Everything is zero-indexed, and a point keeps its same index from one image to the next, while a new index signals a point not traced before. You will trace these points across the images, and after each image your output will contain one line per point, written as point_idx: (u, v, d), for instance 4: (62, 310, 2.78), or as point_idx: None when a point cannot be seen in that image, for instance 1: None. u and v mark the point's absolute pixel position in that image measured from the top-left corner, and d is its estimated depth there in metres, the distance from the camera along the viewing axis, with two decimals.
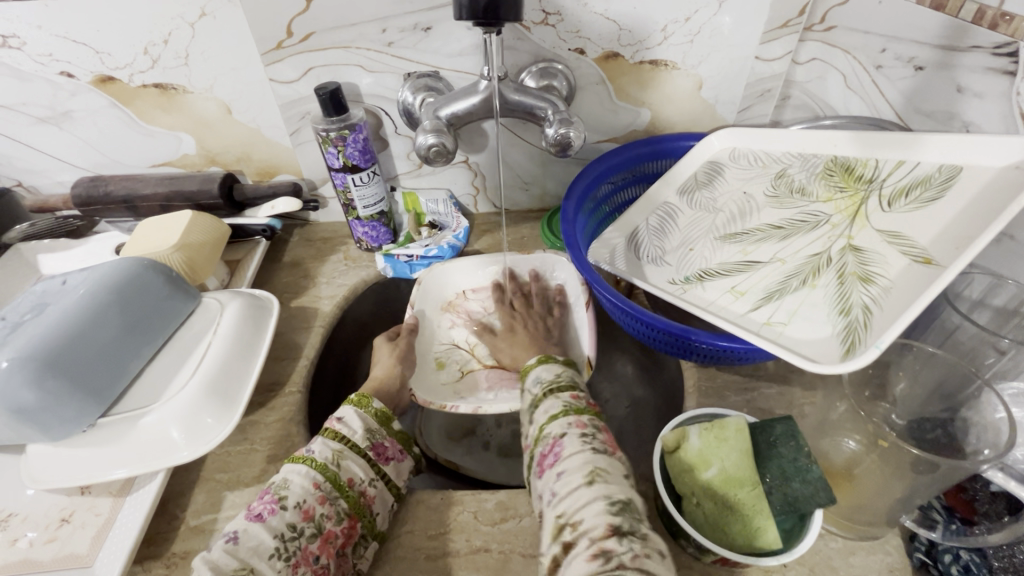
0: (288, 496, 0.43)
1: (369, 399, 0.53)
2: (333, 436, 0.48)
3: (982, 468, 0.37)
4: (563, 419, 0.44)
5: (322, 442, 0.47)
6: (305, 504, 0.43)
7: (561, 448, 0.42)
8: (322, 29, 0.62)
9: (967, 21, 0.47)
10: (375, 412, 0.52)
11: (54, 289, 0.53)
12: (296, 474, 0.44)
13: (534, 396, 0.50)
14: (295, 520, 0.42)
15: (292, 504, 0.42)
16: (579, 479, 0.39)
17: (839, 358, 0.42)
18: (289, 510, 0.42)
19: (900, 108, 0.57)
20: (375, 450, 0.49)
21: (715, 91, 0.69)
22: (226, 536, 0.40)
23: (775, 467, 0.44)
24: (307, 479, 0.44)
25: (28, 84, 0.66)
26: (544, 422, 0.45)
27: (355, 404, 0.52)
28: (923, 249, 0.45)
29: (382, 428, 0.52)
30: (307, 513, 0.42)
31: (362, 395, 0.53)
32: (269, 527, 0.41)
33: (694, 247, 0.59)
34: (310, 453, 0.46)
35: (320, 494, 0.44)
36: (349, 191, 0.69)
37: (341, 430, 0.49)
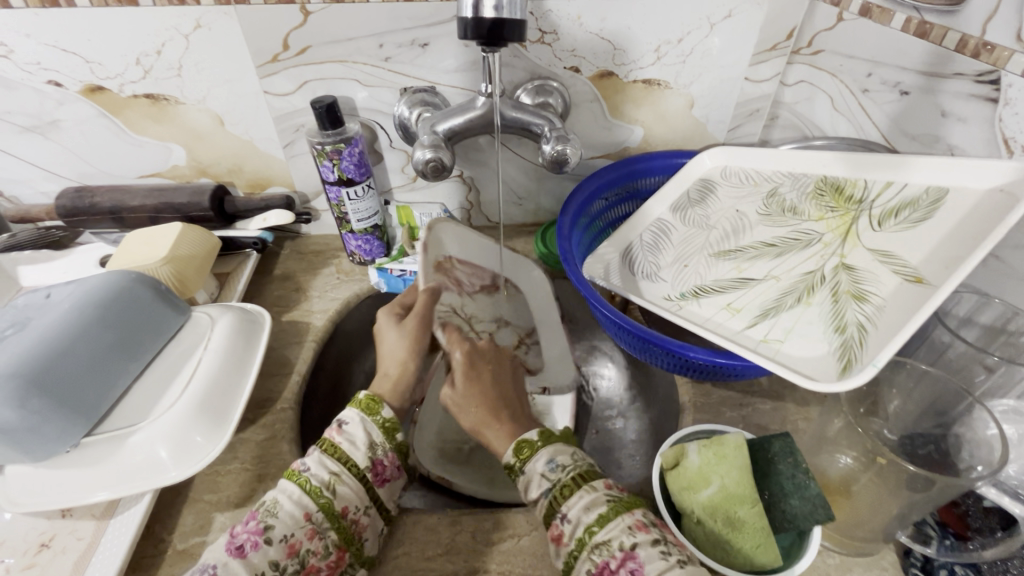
0: (274, 526, 0.41)
1: (378, 405, 0.51)
2: (334, 453, 0.47)
3: (977, 485, 0.38)
4: (618, 522, 0.39)
5: (319, 460, 0.46)
6: (292, 538, 0.41)
7: (638, 563, 0.37)
8: (319, 42, 0.62)
9: (950, 49, 0.49)
10: (384, 421, 0.50)
11: (38, 304, 0.52)
12: (285, 496, 0.43)
13: (554, 483, 0.44)
14: (279, 557, 0.40)
15: (278, 539, 0.41)
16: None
17: (836, 376, 0.43)
18: (273, 545, 0.40)
19: (887, 131, 0.58)
20: (371, 469, 0.47)
21: (705, 111, 0.71)
22: (204, 572, 0.38)
23: (775, 485, 0.44)
24: (298, 506, 0.43)
25: (14, 92, 0.64)
26: (593, 524, 0.40)
27: (364, 410, 0.50)
28: (914, 269, 0.46)
29: (387, 441, 0.49)
30: (292, 548, 0.41)
31: (372, 400, 0.51)
32: (250, 564, 0.39)
33: (690, 263, 0.59)
34: (304, 470, 0.45)
35: (310, 527, 0.42)
36: (343, 205, 0.68)
37: (341, 444, 0.47)
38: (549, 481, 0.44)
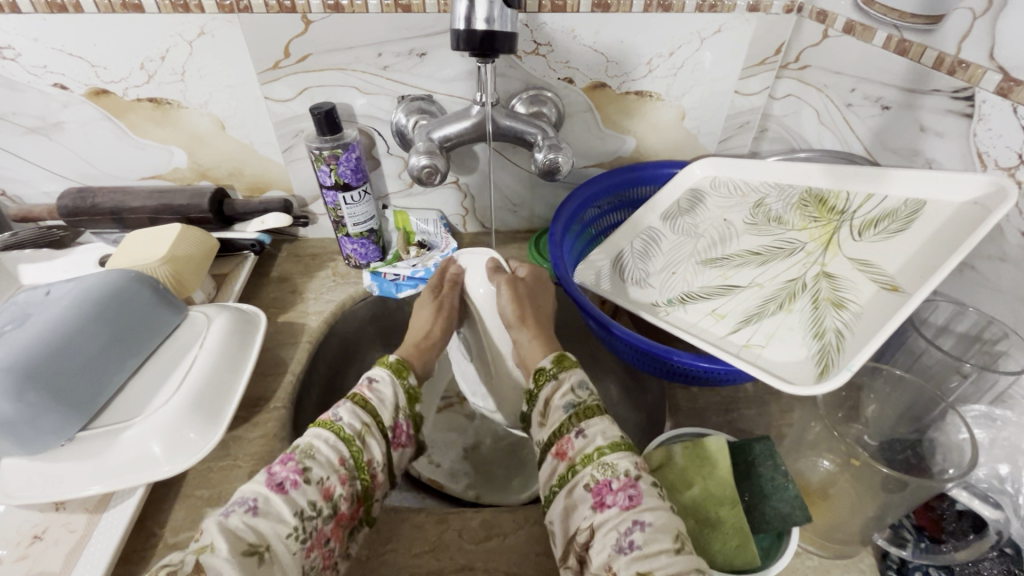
0: (312, 468, 0.41)
1: (407, 371, 0.52)
2: (364, 406, 0.47)
3: (948, 487, 0.39)
4: (628, 453, 0.41)
5: (351, 410, 0.45)
6: (328, 482, 0.41)
7: (637, 491, 0.38)
8: (318, 51, 0.63)
9: (928, 67, 0.50)
10: (409, 387, 0.51)
11: (37, 300, 0.53)
12: (321, 441, 0.43)
13: (582, 400, 0.45)
14: (317, 498, 0.40)
15: (316, 480, 0.40)
16: (666, 539, 0.36)
17: (814, 380, 0.45)
18: (312, 485, 0.40)
19: (870, 145, 0.60)
20: (393, 431, 0.47)
21: (696, 123, 0.73)
22: (245, 504, 0.38)
23: (755, 487, 0.45)
24: (333, 451, 0.43)
25: (21, 94, 0.66)
26: (605, 446, 0.41)
27: (394, 371, 0.51)
28: (891, 277, 0.48)
29: (407, 407, 0.50)
30: (327, 491, 0.41)
31: (401, 364, 0.53)
32: (290, 502, 0.39)
33: (677, 270, 0.60)
34: (338, 419, 0.45)
35: (343, 473, 0.42)
36: (340, 208, 0.70)
37: (372, 399, 0.48)
38: (574, 397, 0.46)
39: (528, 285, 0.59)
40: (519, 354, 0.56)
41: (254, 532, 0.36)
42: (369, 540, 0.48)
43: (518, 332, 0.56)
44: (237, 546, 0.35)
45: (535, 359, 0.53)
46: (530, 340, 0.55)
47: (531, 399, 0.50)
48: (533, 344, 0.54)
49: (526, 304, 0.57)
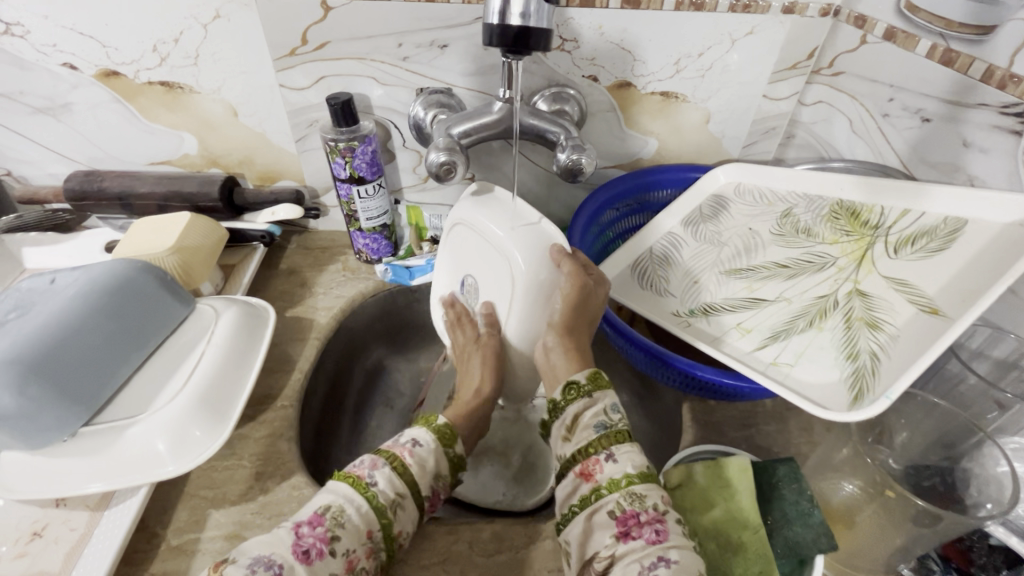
0: (340, 538, 0.38)
1: (455, 437, 0.47)
2: (403, 473, 0.42)
3: (985, 523, 0.38)
4: (656, 487, 0.39)
5: (388, 477, 0.42)
6: (352, 554, 0.38)
7: (664, 527, 0.37)
8: (337, 38, 0.61)
9: (975, 79, 0.48)
10: (454, 457, 0.46)
11: (41, 288, 0.51)
12: (354, 508, 0.40)
13: (612, 423, 0.42)
14: (338, 572, 0.37)
15: (341, 552, 0.38)
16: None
17: (847, 406, 0.44)
18: (335, 557, 0.38)
19: (906, 157, 0.58)
20: (430, 501, 0.44)
21: (722, 126, 0.70)
22: (270, 568, 0.36)
23: (778, 510, 0.44)
24: (363, 522, 0.40)
25: (29, 72, 0.64)
26: (634, 474, 0.39)
27: (440, 438, 0.45)
28: (930, 299, 0.46)
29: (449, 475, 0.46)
30: (351, 563, 0.38)
31: (449, 430, 0.46)
32: (313, 573, 0.36)
33: (700, 279, 0.59)
34: (373, 484, 0.41)
35: (369, 545, 0.40)
36: (353, 202, 0.68)
37: (412, 466, 0.43)
38: (606, 418, 0.42)
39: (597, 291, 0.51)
40: (545, 361, 0.50)
41: None
42: None
43: (554, 337, 0.49)
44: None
45: (562, 372, 0.47)
46: (561, 352, 0.48)
47: (553, 408, 0.45)
48: (566, 359, 0.47)
49: (580, 314, 0.50)
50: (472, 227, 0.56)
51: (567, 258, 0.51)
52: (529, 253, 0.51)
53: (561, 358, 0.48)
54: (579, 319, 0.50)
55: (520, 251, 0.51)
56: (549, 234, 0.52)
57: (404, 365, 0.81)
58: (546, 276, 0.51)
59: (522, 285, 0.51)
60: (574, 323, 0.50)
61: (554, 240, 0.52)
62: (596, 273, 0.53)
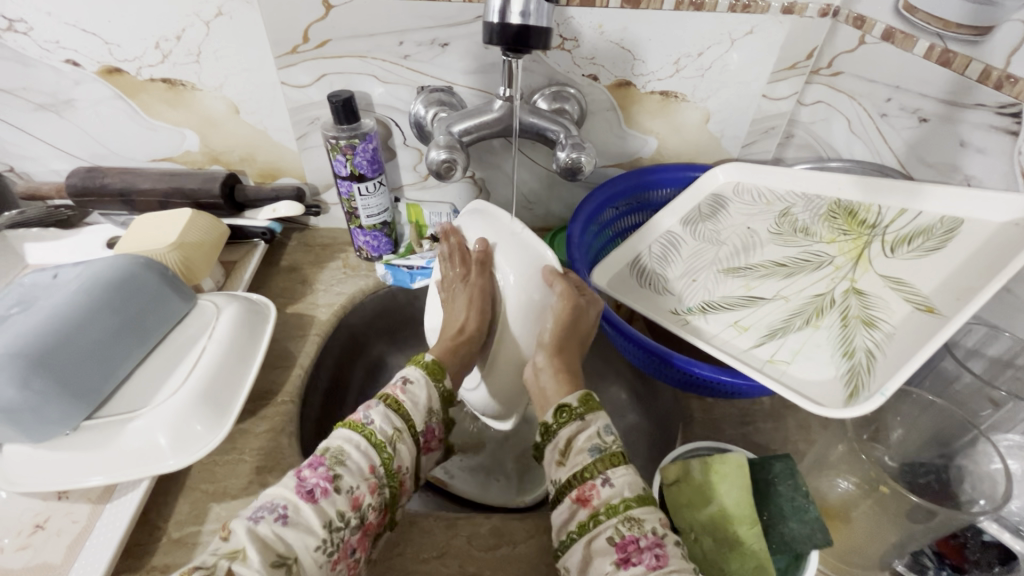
0: (343, 476, 0.40)
1: (443, 372, 0.50)
2: (397, 410, 0.45)
3: (979, 519, 0.38)
4: (654, 509, 0.39)
5: (382, 413, 0.44)
6: (356, 491, 0.40)
7: (664, 551, 0.36)
8: (339, 36, 0.61)
9: (972, 79, 0.49)
10: (445, 390, 0.49)
11: (45, 283, 0.52)
12: (353, 446, 0.41)
13: (608, 446, 0.42)
14: (345, 509, 0.38)
15: (346, 489, 0.39)
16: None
17: (842, 403, 0.44)
18: (341, 494, 0.39)
19: (903, 157, 0.58)
20: (424, 435, 0.46)
21: (722, 125, 0.71)
22: (275, 512, 0.37)
23: (773, 505, 0.45)
24: (364, 458, 0.41)
25: (32, 69, 0.64)
26: (631, 498, 0.39)
27: (429, 373, 0.49)
28: (926, 298, 0.46)
29: (440, 410, 0.49)
30: (356, 501, 0.39)
31: (436, 367, 0.50)
32: (319, 512, 0.38)
33: (698, 278, 0.59)
34: (368, 422, 0.43)
35: (372, 482, 0.41)
36: (353, 199, 0.68)
37: (404, 403, 0.46)
38: (599, 441, 0.42)
39: (588, 311, 0.51)
40: (535, 380, 0.50)
41: (281, 544, 0.36)
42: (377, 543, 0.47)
43: (544, 357, 0.50)
44: (267, 558, 0.35)
45: (550, 395, 0.48)
46: (550, 374, 0.49)
47: (545, 431, 0.45)
48: (555, 381, 0.48)
49: (568, 334, 0.50)
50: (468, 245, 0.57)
51: (558, 279, 0.51)
52: (521, 274, 0.52)
53: (550, 379, 0.48)
54: (568, 340, 0.50)
55: (513, 271, 0.52)
56: (542, 254, 0.53)
57: (404, 362, 0.82)
58: (538, 296, 0.52)
59: (513, 304, 0.53)
60: (564, 343, 0.50)
61: (545, 259, 0.52)
62: (590, 294, 0.52)
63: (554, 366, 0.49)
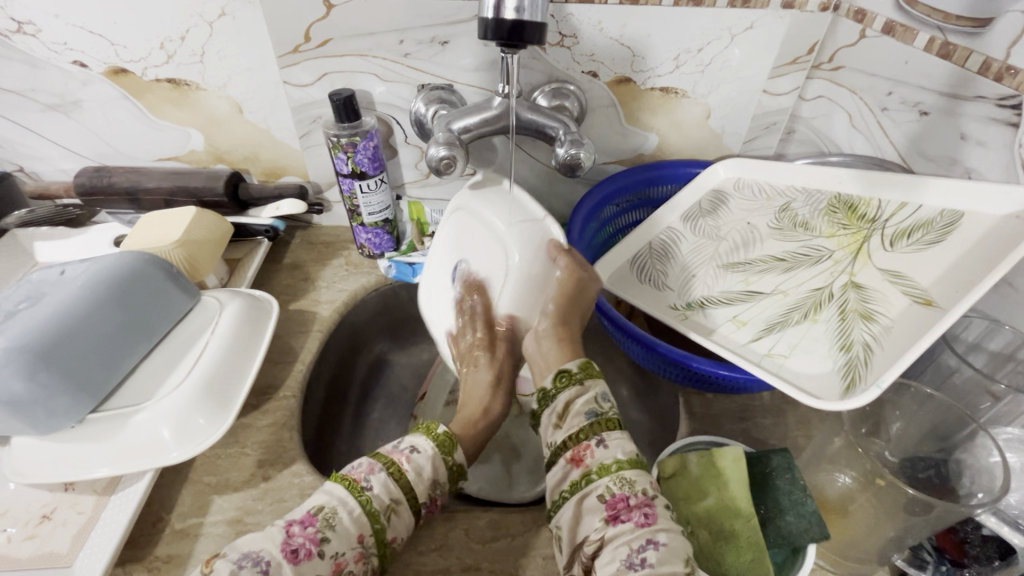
0: (330, 541, 0.38)
1: (455, 445, 0.45)
2: (399, 478, 0.42)
3: (976, 512, 0.38)
4: (646, 472, 0.39)
5: (383, 482, 0.41)
6: (341, 557, 0.38)
7: (653, 510, 0.37)
8: (340, 35, 0.62)
9: (972, 72, 0.48)
10: (454, 466, 0.45)
11: (51, 279, 0.53)
12: (346, 511, 0.40)
13: (603, 411, 0.42)
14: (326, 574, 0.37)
15: (330, 555, 0.38)
16: (677, 563, 0.35)
17: (839, 395, 0.44)
18: (324, 560, 0.38)
19: (905, 151, 0.58)
20: (427, 506, 0.43)
21: (722, 121, 0.71)
22: (258, 565, 0.37)
23: (771, 500, 0.45)
24: (355, 525, 0.39)
25: (40, 70, 0.66)
26: (622, 460, 0.39)
27: (440, 447, 0.44)
28: (924, 291, 0.46)
29: (448, 483, 0.45)
30: (338, 566, 0.38)
31: (449, 438, 0.45)
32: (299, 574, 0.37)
33: (697, 273, 0.59)
34: (368, 488, 0.41)
35: (359, 550, 0.39)
36: (355, 197, 0.69)
37: (408, 471, 0.43)
38: (596, 406, 0.43)
39: (590, 283, 0.51)
40: (534, 348, 0.50)
41: None
42: None
43: (547, 324, 0.50)
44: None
45: (551, 362, 0.47)
46: (554, 341, 0.48)
47: (543, 397, 0.45)
48: (559, 347, 0.48)
49: (570, 307, 0.50)
50: (472, 214, 0.57)
51: (562, 253, 0.52)
52: (524, 249, 0.52)
53: (552, 347, 0.48)
54: (570, 315, 0.50)
55: (517, 251, 0.52)
56: (547, 230, 0.53)
57: (406, 359, 0.82)
58: (539, 267, 0.52)
59: (515, 281, 0.51)
60: (568, 313, 0.50)
61: (551, 235, 0.53)
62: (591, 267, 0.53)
63: (557, 339, 0.49)
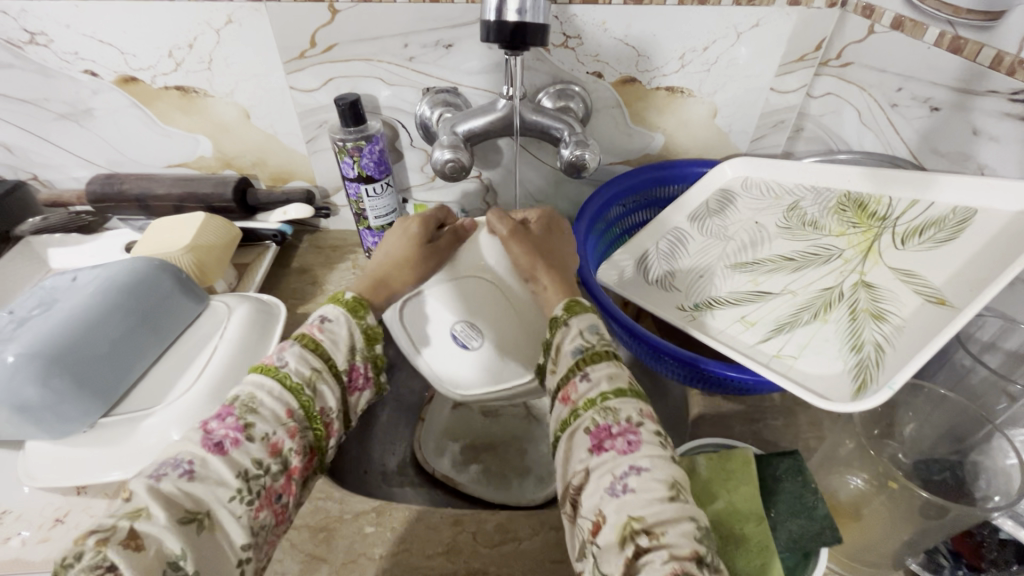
0: (256, 424, 0.39)
1: (365, 310, 0.48)
2: (315, 350, 0.43)
3: (992, 515, 0.37)
4: (632, 401, 0.38)
5: (297, 355, 0.42)
6: (273, 437, 0.39)
7: (636, 437, 0.36)
8: (345, 40, 0.62)
9: (984, 66, 0.47)
10: (367, 327, 0.47)
11: (63, 285, 0.53)
12: (265, 393, 0.40)
13: (588, 345, 0.42)
14: (262, 456, 0.38)
15: (260, 437, 0.38)
16: (661, 488, 0.34)
17: (850, 396, 0.43)
18: (255, 442, 0.38)
19: (916, 148, 0.57)
20: (348, 375, 0.45)
21: (729, 120, 0.70)
22: (179, 468, 0.35)
23: (781, 503, 0.44)
24: (279, 403, 0.40)
25: (51, 80, 0.67)
26: (607, 390, 0.39)
27: (349, 310, 0.47)
28: (937, 290, 0.45)
29: (364, 350, 0.47)
30: (274, 447, 0.38)
31: (357, 303, 0.48)
32: (233, 462, 0.37)
33: (705, 273, 0.58)
34: (283, 365, 0.42)
35: (290, 426, 0.40)
36: (361, 201, 0.69)
37: (323, 342, 0.44)
38: (583, 342, 0.42)
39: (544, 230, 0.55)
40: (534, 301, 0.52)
41: (193, 499, 0.34)
42: (383, 539, 0.47)
43: (530, 273, 0.51)
44: (176, 513, 0.33)
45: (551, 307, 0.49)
46: (548, 287, 0.50)
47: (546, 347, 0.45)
48: (551, 286, 0.49)
49: (538, 250, 0.53)
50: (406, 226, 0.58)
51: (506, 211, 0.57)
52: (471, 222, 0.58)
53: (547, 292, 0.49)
54: (544, 255, 0.52)
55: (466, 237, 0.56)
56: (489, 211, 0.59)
57: None
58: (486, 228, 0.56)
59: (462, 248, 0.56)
60: (544, 252, 0.52)
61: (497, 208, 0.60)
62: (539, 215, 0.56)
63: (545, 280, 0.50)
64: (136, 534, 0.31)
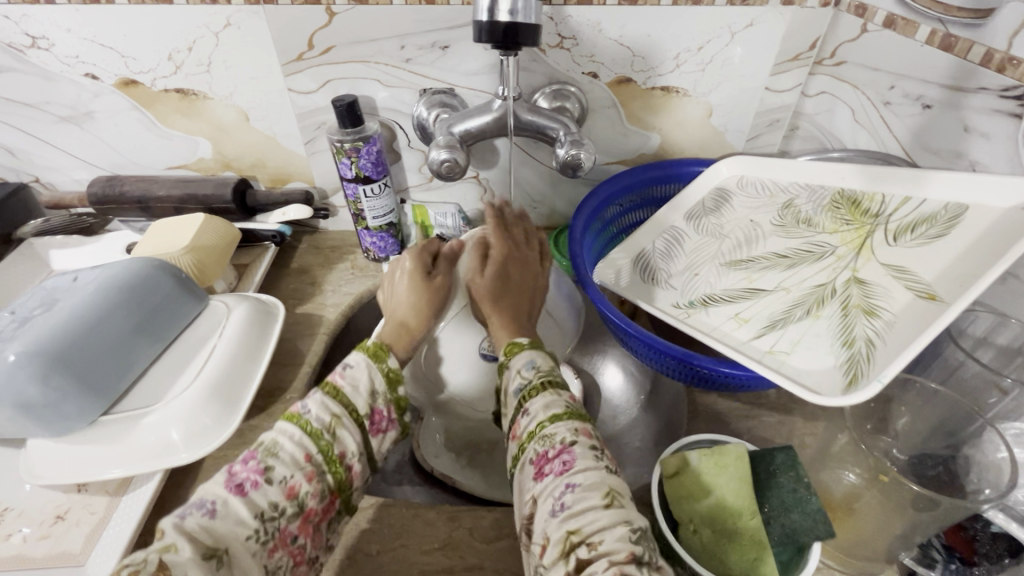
0: (276, 467, 0.38)
1: (387, 353, 0.47)
2: (337, 395, 0.43)
3: (983, 508, 0.38)
4: (567, 422, 0.38)
5: (320, 402, 0.42)
6: (292, 480, 0.38)
7: (570, 456, 0.36)
8: (342, 43, 0.63)
9: (974, 63, 0.48)
10: (390, 370, 0.46)
11: (64, 285, 0.54)
12: (287, 438, 0.40)
13: (527, 381, 0.42)
14: (279, 498, 0.37)
15: (278, 479, 0.38)
16: (596, 498, 0.34)
17: (842, 391, 0.44)
18: (273, 485, 0.37)
19: (909, 145, 0.57)
20: (371, 419, 0.43)
21: (724, 119, 0.70)
22: (202, 507, 0.35)
23: (775, 497, 0.44)
24: (299, 447, 0.39)
25: (53, 83, 0.68)
26: (544, 419, 0.39)
27: (371, 356, 0.46)
28: (928, 285, 0.46)
29: (387, 391, 0.45)
30: (291, 490, 0.38)
31: (380, 347, 0.47)
32: (250, 504, 0.36)
33: (700, 272, 0.59)
34: (306, 412, 0.41)
35: (309, 469, 0.39)
36: (360, 202, 0.70)
37: (344, 387, 0.43)
38: (521, 380, 0.43)
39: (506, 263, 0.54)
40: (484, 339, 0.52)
41: (209, 533, 0.34)
42: (379, 536, 0.48)
43: (487, 309, 0.51)
44: (197, 548, 0.33)
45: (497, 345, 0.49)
46: (496, 324, 0.50)
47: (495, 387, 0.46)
48: (500, 324, 0.49)
49: (497, 286, 0.52)
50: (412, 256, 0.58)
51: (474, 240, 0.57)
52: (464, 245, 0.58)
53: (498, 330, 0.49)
54: (502, 292, 0.52)
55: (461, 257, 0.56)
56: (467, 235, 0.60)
57: None
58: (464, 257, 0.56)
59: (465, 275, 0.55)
60: (508, 288, 0.52)
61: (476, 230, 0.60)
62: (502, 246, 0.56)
63: (498, 317, 0.50)
64: (164, 566, 0.31)
